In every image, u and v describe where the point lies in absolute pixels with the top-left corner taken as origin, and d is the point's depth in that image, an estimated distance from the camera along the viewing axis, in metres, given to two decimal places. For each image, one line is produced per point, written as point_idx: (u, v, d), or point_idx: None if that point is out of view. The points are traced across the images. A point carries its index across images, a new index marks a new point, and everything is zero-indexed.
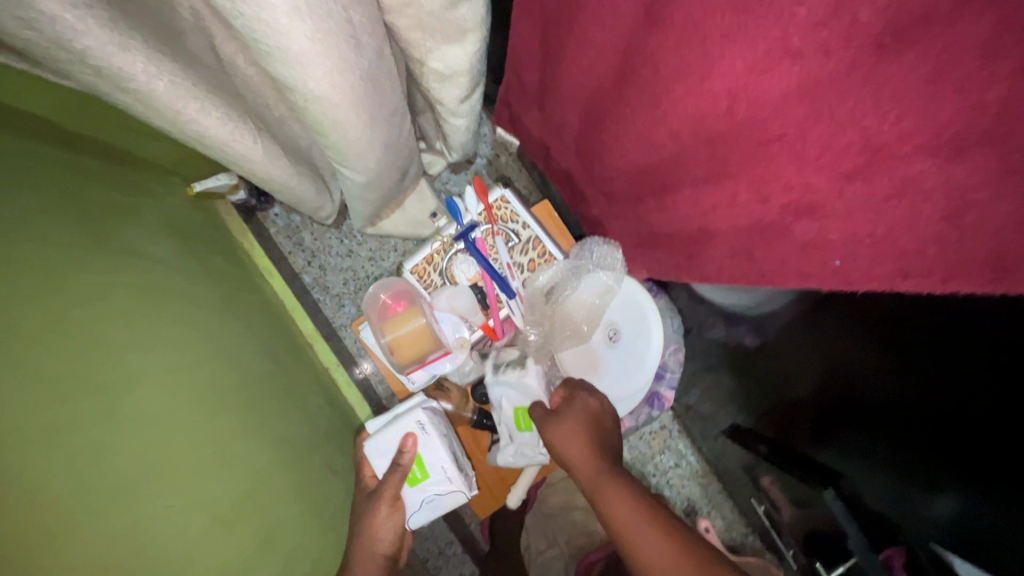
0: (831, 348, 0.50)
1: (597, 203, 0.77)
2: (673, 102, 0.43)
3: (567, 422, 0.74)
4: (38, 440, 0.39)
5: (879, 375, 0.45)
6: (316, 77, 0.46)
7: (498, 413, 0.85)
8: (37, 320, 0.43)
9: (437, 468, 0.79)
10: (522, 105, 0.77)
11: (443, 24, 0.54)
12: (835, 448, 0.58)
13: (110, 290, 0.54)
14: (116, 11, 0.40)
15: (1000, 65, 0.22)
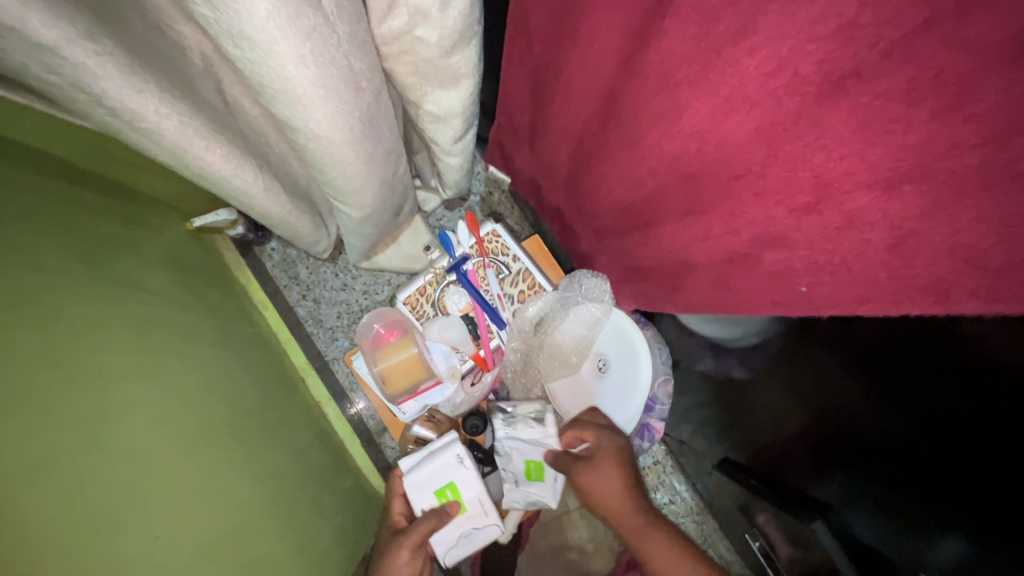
0: (828, 383, 0.51)
1: (585, 237, 0.79)
2: (649, 141, 0.45)
3: (601, 469, 0.75)
4: (23, 470, 0.41)
5: (879, 411, 0.45)
6: (318, 118, 0.49)
7: (498, 455, 0.87)
8: (26, 355, 0.45)
9: (475, 501, 0.77)
10: (514, 145, 0.80)
11: (439, 70, 0.58)
12: (832, 479, 0.58)
13: (97, 326, 0.57)
14: (135, 59, 0.42)
15: (921, 110, 0.24)
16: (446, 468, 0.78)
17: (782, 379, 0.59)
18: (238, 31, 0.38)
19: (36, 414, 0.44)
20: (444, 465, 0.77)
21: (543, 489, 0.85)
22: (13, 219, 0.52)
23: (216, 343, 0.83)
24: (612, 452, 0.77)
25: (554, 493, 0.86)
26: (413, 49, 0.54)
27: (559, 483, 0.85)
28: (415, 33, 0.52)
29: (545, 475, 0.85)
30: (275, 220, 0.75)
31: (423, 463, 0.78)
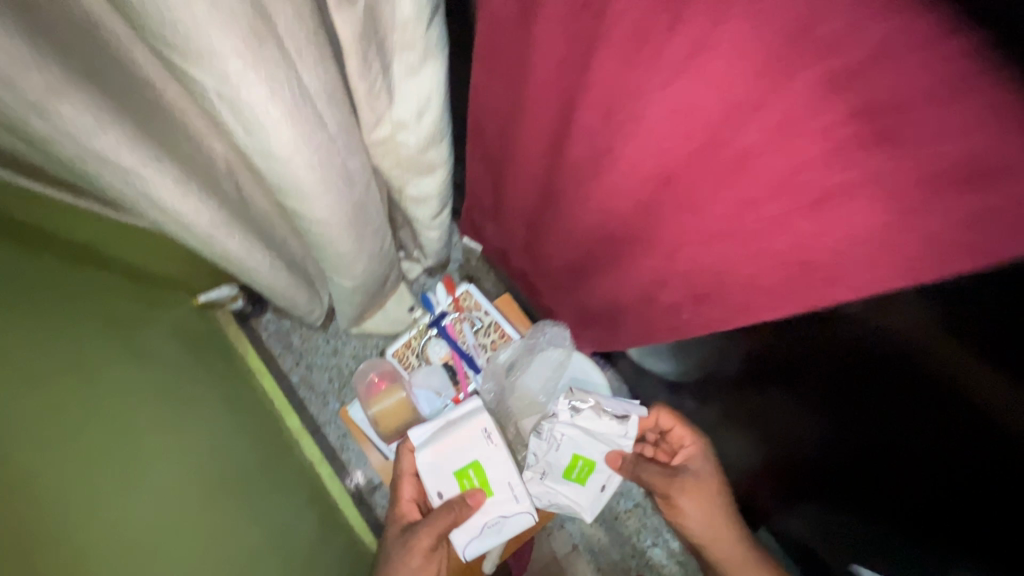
0: (801, 390, 0.50)
1: (549, 294, 0.91)
2: (579, 215, 0.58)
3: (698, 483, 0.79)
4: (67, 519, 0.48)
5: (832, 416, 0.48)
6: (322, 209, 0.62)
7: (541, 438, 0.89)
8: (65, 420, 0.54)
9: (503, 485, 0.79)
10: (482, 218, 0.94)
11: (417, 163, 0.72)
12: (805, 481, 0.62)
13: (117, 395, 0.65)
14: (192, 178, 0.54)
15: (731, 194, 0.37)
16: (473, 440, 0.80)
17: (755, 386, 0.57)
18: (263, 157, 0.50)
19: (70, 478, 0.50)
20: (470, 438, 0.80)
21: (578, 492, 0.88)
22: (59, 307, 0.62)
23: (219, 407, 0.90)
24: (705, 462, 0.80)
25: (589, 499, 0.87)
26: (394, 149, 0.68)
27: (601, 490, 0.87)
28: (396, 139, 0.65)
29: (586, 478, 0.87)
30: (277, 290, 0.85)
31: (444, 440, 0.80)
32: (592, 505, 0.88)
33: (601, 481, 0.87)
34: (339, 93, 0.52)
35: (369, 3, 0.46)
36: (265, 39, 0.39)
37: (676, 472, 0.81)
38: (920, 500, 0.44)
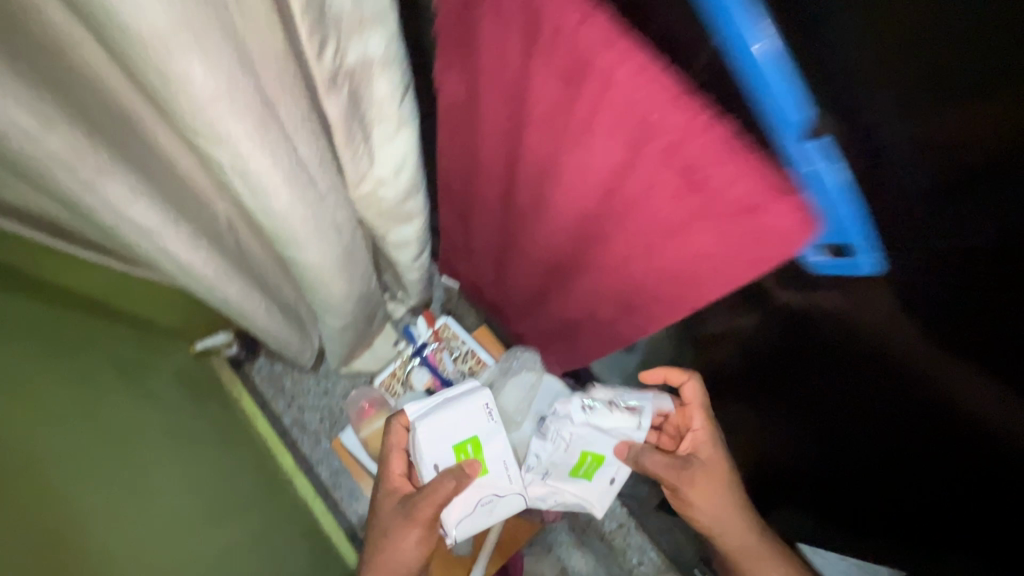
0: (817, 390, 0.53)
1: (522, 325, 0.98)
2: (535, 252, 0.68)
3: (706, 476, 0.75)
4: (70, 553, 0.53)
5: (846, 416, 0.53)
6: (313, 257, 0.71)
7: (545, 440, 0.84)
8: (70, 463, 0.59)
9: (499, 463, 0.81)
10: (457, 260, 1.03)
11: (399, 214, 0.82)
12: (803, 475, 0.67)
13: (118, 439, 0.71)
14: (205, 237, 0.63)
15: (642, 230, 0.47)
16: (474, 414, 0.82)
17: (766, 383, 0.60)
18: (265, 215, 0.59)
19: (69, 518, 0.55)
20: (472, 413, 0.81)
21: (587, 486, 0.83)
22: (69, 358, 0.68)
23: (216, 448, 0.95)
24: (713, 453, 0.75)
25: (597, 492, 0.84)
26: (377, 203, 0.76)
27: (609, 484, 0.83)
28: (377, 194, 0.74)
29: (594, 473, 0.82)
30: (273, 333, 0.93)
31: (443, 415, 0.80)
32: (601, 497, 0.84)
33: (610, 476, 0.83)
34: (328, 155, 0.62)
35: (351, 89, 0.56)
36: (271, 126, 0.48)
37: (684, 463, 0.76)
38: (926, 499, 0.51)
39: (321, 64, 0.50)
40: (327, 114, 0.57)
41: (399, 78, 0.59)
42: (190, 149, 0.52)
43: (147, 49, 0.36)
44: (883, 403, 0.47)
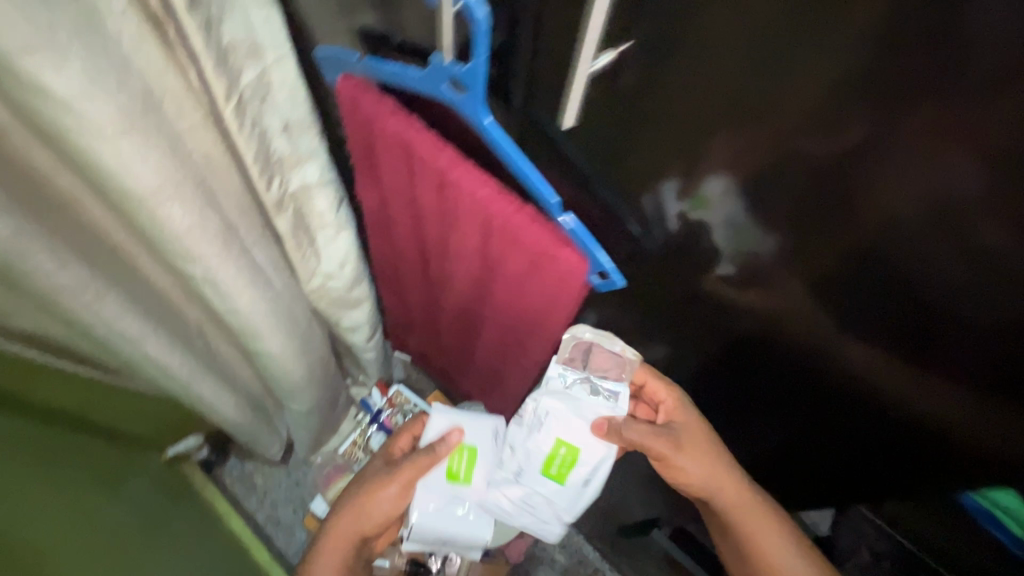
0: (805, 366, 0.58)
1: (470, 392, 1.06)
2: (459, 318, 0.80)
3: (694, 433, 0.71)
4: None
5: (835, 391, 0.58)
6: (275, 346, 0.82)
7: (522, 424, 0.68)
8: (57, 560, 0.65)
9: (482, 480, 0.77)
10: (405, 338, 1.15)
11: (349, 301, 0.93)
12: (790, 450, 0.72)
13: (96, 542, 0.76)
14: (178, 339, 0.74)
15: None
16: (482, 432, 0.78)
17: (751, 367, 0.64)
18: (232, 314, 0.71)
19: None
20: (478, 431, 0.78)
21: (556, 489, 0.70)
22: (53, 468, 0.75)
23: (190, 546, 0.98)
24: (689, 412, 0.71)
25: (569, 497, 0.71)
26: (328, 293, 0.89)
27: (583, 488, 0.70)
28: (327, 285, 0.86)
29: (567, 474, 0.68)
30: (241, 426, 1.01)
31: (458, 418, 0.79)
32: (573, 503, 0.71)
33: (585, 476, 0.69)
34: (279, 258, 0.76)
35: (295, 207, 0.71)
36: (233, 243, 0.62)
37: (667, 432, 0.70)
38: (915, 462, 0.58)
39: (269, 191, 0.65)
40: (276, 227, 0.72)
41: (334, 193, 0.73)
42: (166, 269, 0.65)
43: (143, 203, 0.51)
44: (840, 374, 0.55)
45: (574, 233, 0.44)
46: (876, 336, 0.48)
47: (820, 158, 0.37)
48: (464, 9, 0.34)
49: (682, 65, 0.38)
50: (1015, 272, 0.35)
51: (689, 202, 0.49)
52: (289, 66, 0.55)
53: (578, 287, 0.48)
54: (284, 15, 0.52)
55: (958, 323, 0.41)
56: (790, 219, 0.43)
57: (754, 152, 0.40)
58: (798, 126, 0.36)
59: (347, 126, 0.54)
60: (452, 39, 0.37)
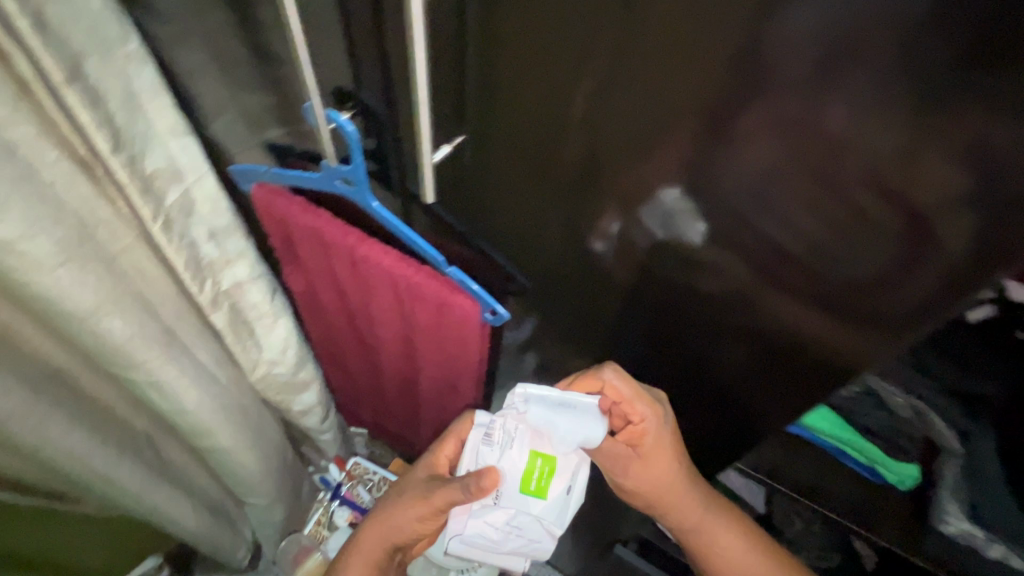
0: (699, 323, 0.53)
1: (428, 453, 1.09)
2: (393, 382, 0.84)
3: (657, 453, 0.65)
4: None
5: (732, 346, 0.53)
6: (226, 440, 0.84)
7: (492, 445, 0.61)
8: None
9: (486, 522, 0.64)
10: (358, 413, 1.17)
11: (296, 385, 0.96)
12: (707, 419, 0.66)
13: None
14: (127, 450, 0.75)
15: None
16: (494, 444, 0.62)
17: (647, 333, 0.59)
18: (178, 414, 0.73)
19: None
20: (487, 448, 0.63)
21: (542, 507, 0.61)
22: None
23: None
24: (660, 434, 0.63)
25: (555, 512, 0.62)
26: (274, 380, 0.92)
27: (567, 497, 0.62)
28: (273, 372, 0.90)
29: (549, 486, 0.61)
30: (201, 534, 0.99)
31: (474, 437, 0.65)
32: (561, 520, 0.62)
33: (567, 485, 0.61)
34: (220, 353, 0.80)
35: (230, 303, 0.77)
36: (173, 344, 0.67)
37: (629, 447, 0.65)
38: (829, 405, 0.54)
39: (202, 292, 0.71)
40: (214, 324, 0.77)
41: (267, 284, 0.79)
42: (109, 381, 0.68)
43: (84, 320, 0.56)
44: (733, 326, 0.51)
45: (460, 281, 0.53)
46: (766, 281, 0.44)
47: (684, 128, 0.37)
48: (337, 126, 0.43)
49: (522, 66, 0.38)
50: (860, 169, 0.33)
51: (590, 204, 0.47)
52: (209, 181, 0.63)
53: (478, 326, 0.56)
54: (200, 142, 0.61)
55: (854, 286, 0.40)
56: (629, 155, 0.40)
57: (616, 137, 0.39)
58: (646, 99, 0.36)
59: (265, 224, 0.62)
60: (333, 148, 0.46)
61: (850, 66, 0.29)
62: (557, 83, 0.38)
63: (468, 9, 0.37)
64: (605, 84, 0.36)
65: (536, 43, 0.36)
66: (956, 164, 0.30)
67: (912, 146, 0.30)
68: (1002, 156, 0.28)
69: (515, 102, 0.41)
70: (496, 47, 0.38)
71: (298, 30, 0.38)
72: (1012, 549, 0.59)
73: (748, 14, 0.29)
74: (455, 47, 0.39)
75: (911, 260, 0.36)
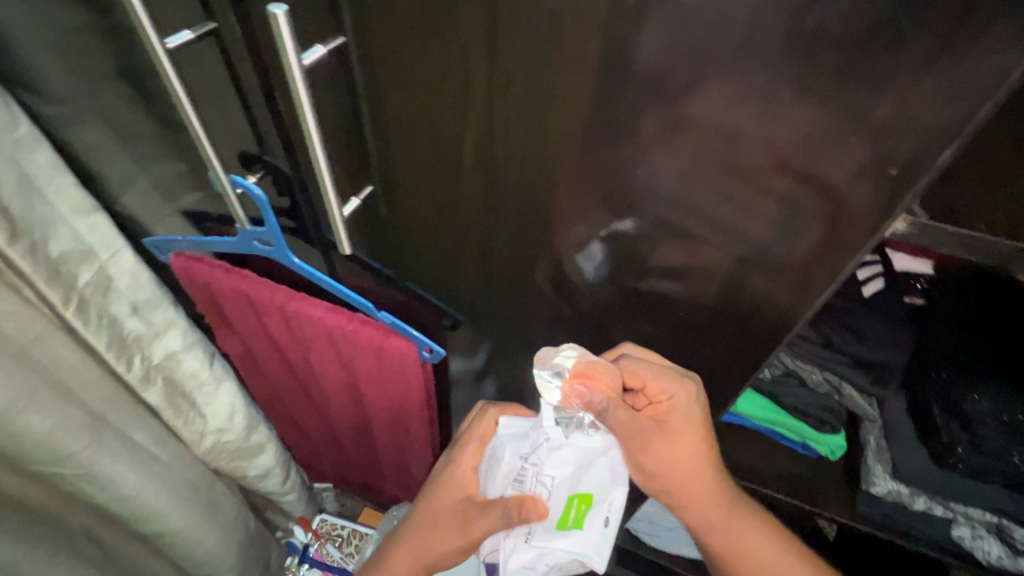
0: (632, 327, 0.53)
1: (396, 495, 1.06)
2: (345, 430, 0.82)
3: (684, 441, 0.54)
4: None
5: (668, 344, 0.53)
6: (178, 521, 0.78)
7: (522, 483, 0.52)
8: None
9: (529, 556, 0.51)
10: (319, 467, 1.13)
11: (247, 449, 0.92)
12: None
13: None
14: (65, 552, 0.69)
15: None
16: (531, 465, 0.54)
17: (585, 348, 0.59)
18: (117, 502, 0.68)
19: None
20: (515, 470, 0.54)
21: (581, 545, 0.48)
22: None
23: None
24: (691, 420, 0.52)
25: (598, 552, 0.48)
26: (223, 449, 0.88)
27: (608, 532, 0.49)
28: (222, 440, 0.86)
29: (587, 521, 0.49)
30: None
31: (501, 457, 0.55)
32: (604, 560, 0.48)
33: (606, 515, 0.49)
34: (162, 431, 0.76)
35: (164, 376, 0.74)
36: (104, 430, 0.63)
37: (653, 426, 0.53)
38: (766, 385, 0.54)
39: (131, 370, 0.68)
40: (149, 402, 0.73)
41: (202, 350, 0.76)
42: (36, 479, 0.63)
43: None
44: (666, 324, 0.50)
45: (391, 323, 0.54)
46: (687, 277, 0.44)
47: (575, 136, 0.37)
48: (244, 190, 0.45)
49: (412, 93, 0.38)
50: (746, 161, 0.34)
51: (522, 222, 0.45)
52: (126, 256, 0.62)
53: (417, 364, 0.57)
54: (110, 219, 0.60)
55: (782, 266, 0.39)
56: (532, 167, 0.40)
57: (523, 149, 0.39)
58: (538, 108, 0.36)
59: (189, 290, 0.61)
60: (243, 211, 0.47)
61: (720, 61, 0.30)
62: (451, 103, 0.38)
63: (354, 69, 0.38)
64: (498, 99, 0.36)
65: (419, 70, 0.37)
66: (846, 136, 0.30)
67: (804, 130, 0.31)
68: (877, 124, 0.29)
69: (408, 135, 0.41)
70: (380, 87, 0.39)
71: (190, 105, 0.39)
72: (935, 500, 0.57)
73: (615, 21, 0.30)
74: (347, 96, 0.40)
75: (834, 231, 0.35)
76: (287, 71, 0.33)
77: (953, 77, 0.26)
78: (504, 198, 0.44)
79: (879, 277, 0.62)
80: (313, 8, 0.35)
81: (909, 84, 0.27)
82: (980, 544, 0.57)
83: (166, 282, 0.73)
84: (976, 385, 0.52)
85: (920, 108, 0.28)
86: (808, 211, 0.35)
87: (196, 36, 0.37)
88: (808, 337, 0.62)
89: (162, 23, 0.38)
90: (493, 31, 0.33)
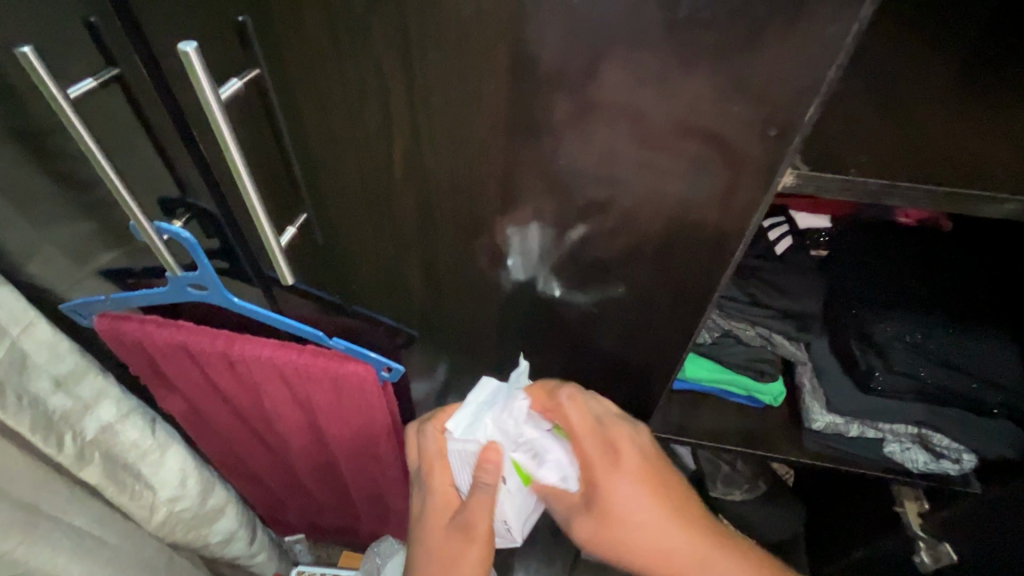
0: (579, 315, 0.55)
1: (375, 530, 1.02)
2: (308, 473, 0.79)
3: (624, 484, 0.57)
4: None
5: (616, 326, 0.56)
6: None
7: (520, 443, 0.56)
8: None
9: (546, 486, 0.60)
10: (288, 518, 1.07)
11: (206, 514, 0.86)
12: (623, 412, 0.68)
13: None
14: None
15: None
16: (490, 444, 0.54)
17: (538, 344, 0.61)
18: None
19: None
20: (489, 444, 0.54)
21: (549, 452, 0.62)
22: None
23: None
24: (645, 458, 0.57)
25: None
26: (179, 519, 0.82)
27: None
28: (177, 510, 0.81)
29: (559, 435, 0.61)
30: None
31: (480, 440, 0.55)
32: None
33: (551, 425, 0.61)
34: (105, 512, 0.70)
35: (102, 451, 0.68)
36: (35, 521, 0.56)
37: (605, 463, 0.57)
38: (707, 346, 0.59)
39: (63, 451, 0.62)
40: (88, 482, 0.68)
41: (141, 417, 0.71)
42: None
43: None
44: (610, 304, 0.53)
45: (344, 348, 0.54)
46: (623, 255, 0.47)
47: (498, 135, 0.39)
48: (171, 236, 0.43)
49: (335, 118, 0.39)
50: (654, 137, 0.37)
51: (460, 225, 0.46)
52: (41, 327, 0.58)
53: (377, 386, 0.57)
54: (17, 291, 0.55)
55: (704, 228, 0.43)
56: (461, 171, 0.42)
57: (449, 155, 0.41)
58: (458, 117, 0.38)
59: (122, 352, 0.57)
60: (173, 258, 0.45)
61: (616, 53, 0.33)
62: (374, 122, 0.39)
63: (270, 98, 0.39)
64: (418, 111, 0.38)
65: (336, 92, 0.38)
66: (735, 104, 0.34)
67: (697, 102, 0.35)
68: (756, 90, 0.33)
69: (334, 155, 0.42)
70: (302, 112, 0.39)
71: (101, 153, 0.37)
72: (866, 424, 0.63)
73: (515, 24, 0.32)
74: (268, 125, 0.40)
75: (740, 190, 0.39)
76: (207, 109, 0.33)
77: (806, 48, 0.31)
78: (438, 203, 0.45)
79: (788, 236, 0.65)
80: (221, 42, 0.35)
81: (772, 53, 0.32)
82: (908, 455, 0.64)
83: (90, 350, 0.68)
84: (881, 316, 0.60)
85: (789, 73, 0.32)
86: (718, 177, 0.39)
87: (99, 83, 0.36)
88: (735, 298, 0.65)
89: (59, 76, 0.37)
90: (405, 47, 0.34)
